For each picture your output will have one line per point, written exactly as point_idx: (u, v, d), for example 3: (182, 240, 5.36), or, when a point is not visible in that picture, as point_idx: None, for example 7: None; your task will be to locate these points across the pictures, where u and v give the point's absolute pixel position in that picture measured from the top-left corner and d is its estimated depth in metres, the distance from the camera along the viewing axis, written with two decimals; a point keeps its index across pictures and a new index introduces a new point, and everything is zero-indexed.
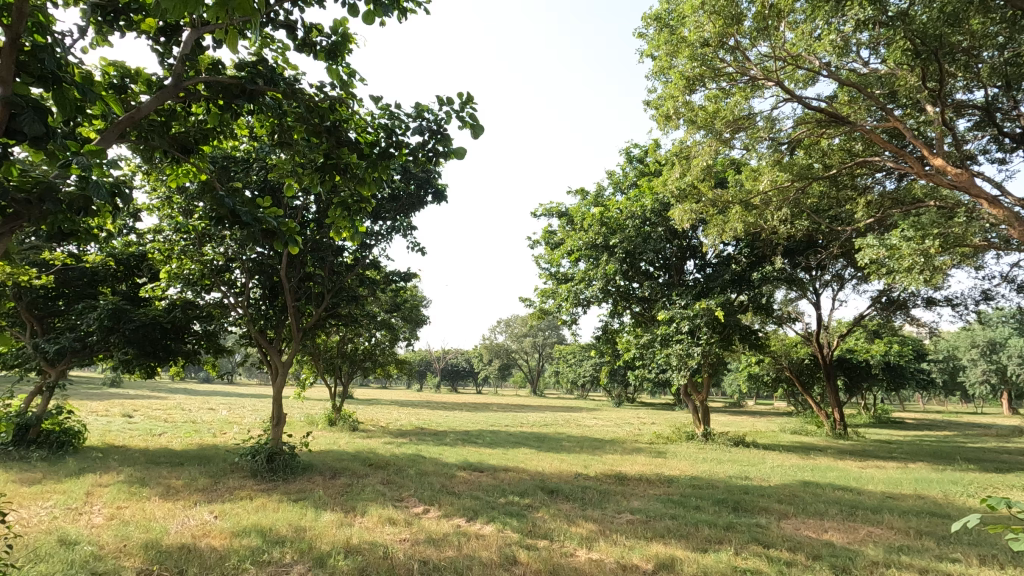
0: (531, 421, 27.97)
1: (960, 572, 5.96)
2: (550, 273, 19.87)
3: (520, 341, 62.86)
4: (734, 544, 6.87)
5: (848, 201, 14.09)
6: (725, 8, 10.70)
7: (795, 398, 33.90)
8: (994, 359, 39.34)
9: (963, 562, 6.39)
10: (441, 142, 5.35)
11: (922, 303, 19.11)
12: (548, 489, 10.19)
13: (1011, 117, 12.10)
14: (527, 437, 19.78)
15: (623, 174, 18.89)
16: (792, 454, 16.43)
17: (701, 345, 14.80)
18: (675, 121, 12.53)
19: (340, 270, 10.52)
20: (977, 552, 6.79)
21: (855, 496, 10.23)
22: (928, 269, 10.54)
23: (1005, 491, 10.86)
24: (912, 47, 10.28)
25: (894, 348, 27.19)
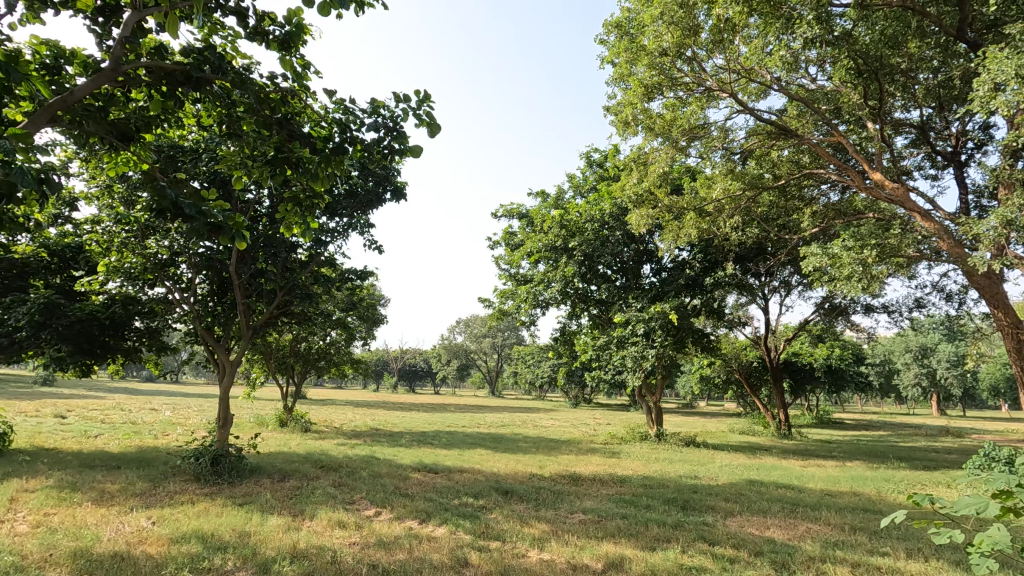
0: (487, 422, 27.92)
1: (890, 565, 6.27)
2: (509, 274, 19.91)
3: (479, 342, 62.46)
4: (682, 542, 7.03)
5: (796, 210, 14.69)
6: (682, 19, 10.99)
7: (744, 399, 35.06)
8: (926, 363, 41.79)
9: (892, 555, 6.73)
10: (397, 139, 5.26)
11: (861, 309, 20.16)
12: (503, 490, 10.16)
13: (943, 136, 12.91)
14: (484, 438, 19.71)
15: (583, 177, 19.11)
16: (740, 454, 16.98)
17: (655, 347, 15.20)
18: (634, 128, 12.75)
19: (293, 267, 10.17)
20: (905, 546, 7.17)
21: (797, 494, 10.65)
22: (867, 278, 11.08)
23: (932, 488, 11.51)
24: (855, 67, 10.95)
25: (836, 352, 28.48)
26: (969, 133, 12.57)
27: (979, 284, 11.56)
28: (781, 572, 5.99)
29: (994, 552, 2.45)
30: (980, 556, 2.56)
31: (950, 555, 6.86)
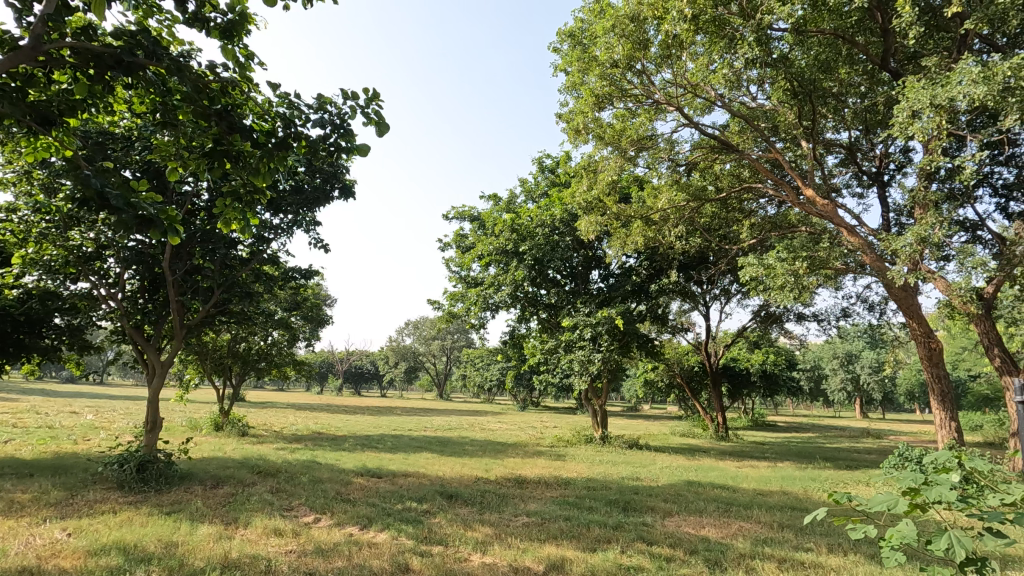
0: (434, 425, 27.62)
1: (812, 559, 6.64)
2: (459, 277, 19.84)
3: (427, 344, 61.55)
4: (621, 542, 7.19)
5: (736, 222, 15.36)
6: (633, 33, 11.31)
7: (685, 403, 36.26)
8: (851, 369, 44.55)
9: (815, 551, 7.14)
10: (344, 137, 5.16)
11: (794, 317, 21.29)
12: (447, 494, 10.09)
13: (868, 157, 13.83)
14: (430, 441, 19.51)
15: (535, 182, 19.29)
16: (680, 455, 17.55)
17: (601, 351, 15.55)
18: (585, 136, 13.01)
19: (233, 264, 9.72)
20: (827, 541, 7.62)
21: (731, 493, 11.13)
22: (798, 288, 11.73)
23: (853, 486, 12.28)
24: (791, 89, 11.46)
25: (770, 358, 29.93)
26: (891, 156, 13.53)
27: (897, 296, 12.46)
28: (714, 570, 6.22)
29: (902, 546, 2.66)
30: (890, 549, 2.78)
31: (866, 548, 7.34)
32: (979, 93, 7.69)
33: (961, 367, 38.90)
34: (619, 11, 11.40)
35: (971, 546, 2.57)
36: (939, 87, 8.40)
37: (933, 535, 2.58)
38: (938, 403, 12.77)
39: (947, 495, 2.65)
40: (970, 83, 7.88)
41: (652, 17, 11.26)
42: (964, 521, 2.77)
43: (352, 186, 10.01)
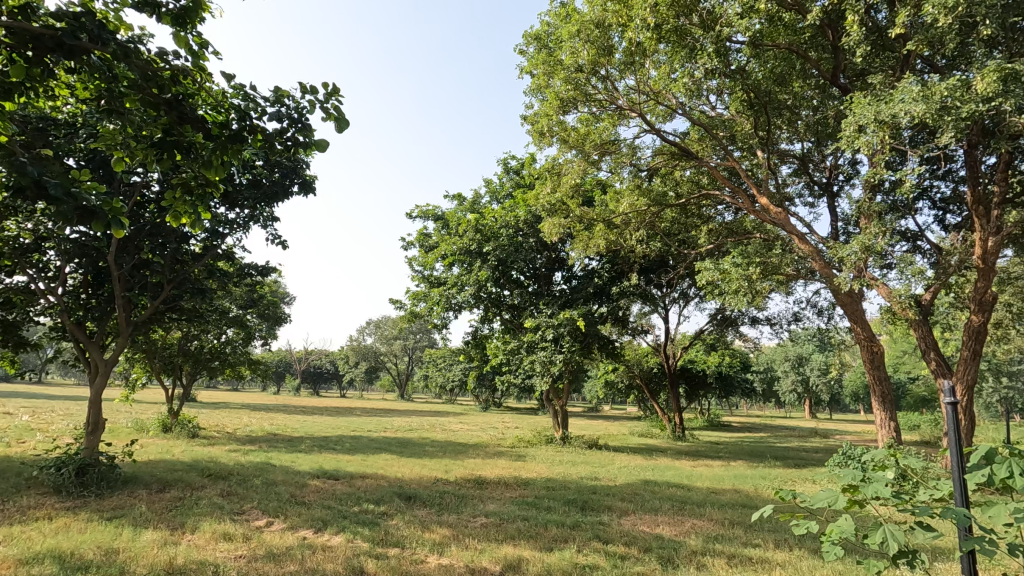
0: (394, 426, 27.24)
1: (760, 555, 6.88)
2: (422, 276, 19.67)
3: (389, 344, 60.46)
4: (578, 541, 7.28)
5: (695, 227, 15.76)
6: (598, 39, 11.51)
7: (644, 404, 36.94)
8: (801, 371, 46.34)
9: (762, 546, 7.41)
10: (302, 132, 5.04)
11: (748, 321, 22.00)
12: (405, 495, 9.98)
13: (819, 168, 14.41)
14: (390, 442, 19.27)
15: (499, 183, 19.31)
16: (637, 455, 17.87)
17: (563, 352, 15.72)
18: (549, 139, 13.12)
19: (184, 259, 9.33)
20: (774, 537, 7.90)
21: (685, 492, 11.40)
22: (752, 292, 12.15)
23: (799, 483, 12.79)
24: (747, 99, 12.03)
25: (726, 360, 30.82)
26: (840, 167, 14.15)
27: (843, 302, 13.04)
28: (666, 567, 6.36)
29: (842, 540, 2.83)
30: (830, 544, 2.93)
31: (810, 543, 7.64)
32: (918, 111, 8.14)
33: (902, 370, 40.95)
34: (585, 17, 11.57)
35: (902, 538, 2.77)
36: (883, 104, 8.85)
37: (870, 529, 2.77)
38: (879, 404, 13.41)
39: (882, 491, 2.83)
40: (911, 100, 8.33)
41: (616, 24, 11.45)
42: (896, 515, 2.98)
43: (313, 181, 9.80)
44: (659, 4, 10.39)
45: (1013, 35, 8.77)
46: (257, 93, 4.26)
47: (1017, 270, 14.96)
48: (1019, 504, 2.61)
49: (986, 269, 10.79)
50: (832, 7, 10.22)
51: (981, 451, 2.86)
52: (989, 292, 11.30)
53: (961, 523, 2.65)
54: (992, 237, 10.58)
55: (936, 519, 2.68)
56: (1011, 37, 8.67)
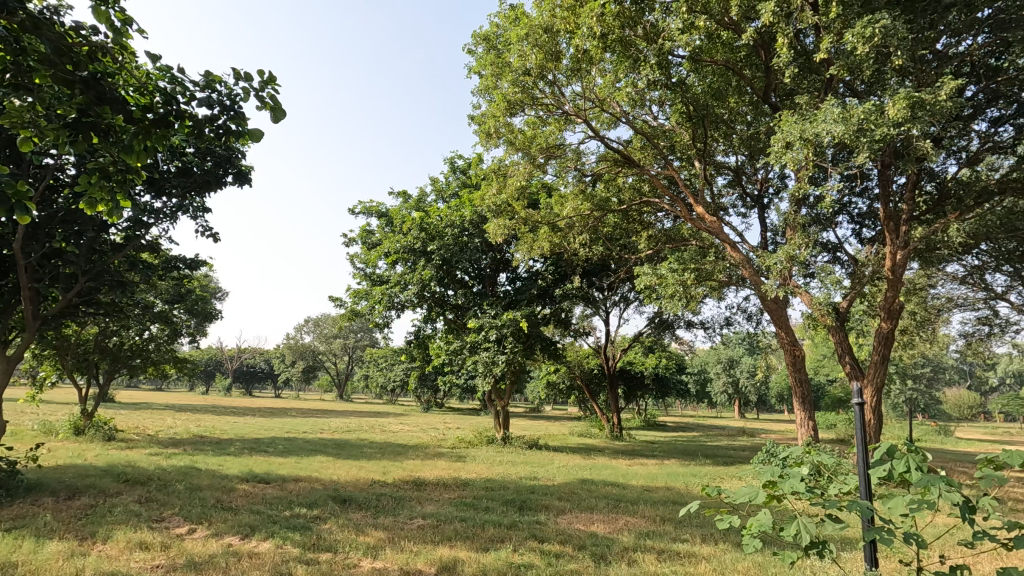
0: (331, 427, 26.49)
1: (688, 550, 7.16)
2: (364, 274, 19.21)
3: (328, 343, 58.36)
4: (514, 541, 7.33)
5: (635, 232, 16.19)
6: (546, 43, 11.66)
7: (584, 405, 37.68)
8: (731, 373, 48.69)
9: (690, 541, 7.72)
10: (234, 119, 4.80)
11: (684, 325, 22.87)
12: (340, 498, 9.71)
13: (752, 180, 15.16)
14: (326, 444, 18.70)
15: (446, 182, 19.15)
16: (576, 455, 18.19)
17: (506, 353, 15.83)
18: (496, 140, 13.16)
19: (103, 249, 8.66)
20: (702, 532, 8.23)
21: (621, 490, 11.71)
22: (686, 297, 12.68)
23: (726, 480, 13.41)
24: (687, 111, 12.53)
25: (662, 362, 31.98)
26: (770, 181, 14.97)
27: (770, 308, 13.81)
28: (599, 563, 6.51)
29: (760, 532, 2.99)
30: (749, 537, 3.11)
31: (734, 537, 8.03)
32: (839, 131, 8.76)
33: (822, 373, 43.79)
34: (534, 21, 11.71)
35: (814, 530, 2.98)
36: (807, 123, 9.47)
37: (786, 522, 2.96)
38: (800, 404, 14.25)
39: (797, 487, 3.03)
40: (832, 121, 8.97)
41: (564, 30, 11.65)
42: (809, 508, 3.17)
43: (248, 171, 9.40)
44: (606, 14, 10.68)
45: (921, 67, 9.52)
46: (183, 75, 3.99)
47: (922, 281, 16.32)
48: (915, 496, 2.86)
49: (894, 280, 11.72)
50: (765, 29, 10.81)
51: (884, 448, 3.12)
52: (896, 301, 12.27)
53: (865, 515, 2.89)
54: (900, 250, 11.52)
55: (844, 511, 2.91)
56: (919, 68, 9.38)
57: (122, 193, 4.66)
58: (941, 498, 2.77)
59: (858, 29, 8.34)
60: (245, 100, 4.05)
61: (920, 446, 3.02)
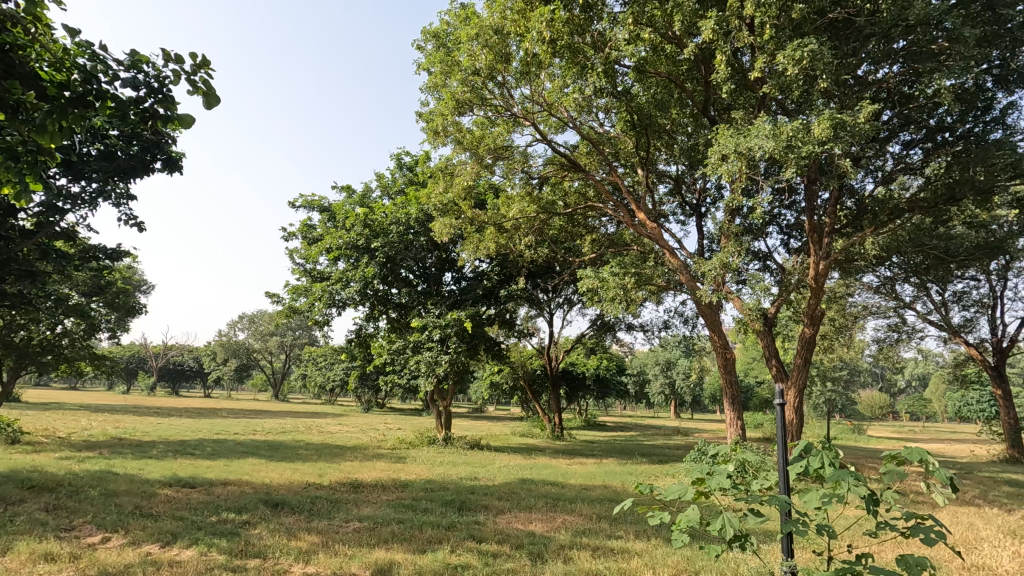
0: (265, 428, 25.47)
1: (622, 546, 7.38)
2: (304, 270, 18.61)
3: (263, 340, 55.85)
4: (452, 542, 7.31)
5: (579, 236, 16.48)
6: (496, 45, 11.70)
7: (527, 405, 37.99)
8: (668, 375, 50.47)
9: (624, 537, 7.96)
10: (163, 103, 4.53)
11: (625, 327, 23.52)
12: (272, 502, 9.35)
13: (691, 189, 15.77)
14: (259, 445, 17.96)
15: (392, 179, 18.83)
16: (517, 455, 18.31)
17: (449, 353, 15.78)
18: (443, 138, 13.08)
19: (9, 235, 7.92)
20: (635, 529, 8.50)
21: (559, 489, 11.90)
22: (627, 300, 13.03)
23: (660, 478, 13.89)
24: (631, 119, 12.90)
25: (603, 363, 32.76)
26: (708, 191, 15.63)
27: (704, 312, 14.41)
28: (536, 562, 6.59)
29: (688, 528, 3.13)
30: (679, 532, 3.25)
31: (665, 533, 8.33)
32: (770, 146, 9.27)
33: (751, 375, 46.10)
34: (484, 21, 11.73)
35: (737, 524, 3.14)
36: (741, 138, 9.98)
37: (712, 518, 3.11)
38: (730, 405, 14.96)
39: (723, 484, 3.19)
40: (764, 137, 9.49)
41: (514, 33, 11.72)
42: (734, 504, 3.35)
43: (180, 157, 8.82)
44: (555, 20, 10.84)
45: (844, 91, 10.21)
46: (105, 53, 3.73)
47: (841, 290, 17.49)
48: (827, 490, 3.06)
49: (816, 288, 12.50)
50: (705, 45, 11.22)
51: (802, 445, 3.32)
52: (818, 307, 13.07)
53: (782, 509, 3.07)
54: (822, 261, 12.30)
55: (764, 506, 3.09)
56: (842, 92, 10.06)
57: (32, 176, 4.23)
58: (850, 491, 2.99)
59: (788, 51, 8.85)
60: (176, 85, 3.84)
61: (833, 443, 3.25)
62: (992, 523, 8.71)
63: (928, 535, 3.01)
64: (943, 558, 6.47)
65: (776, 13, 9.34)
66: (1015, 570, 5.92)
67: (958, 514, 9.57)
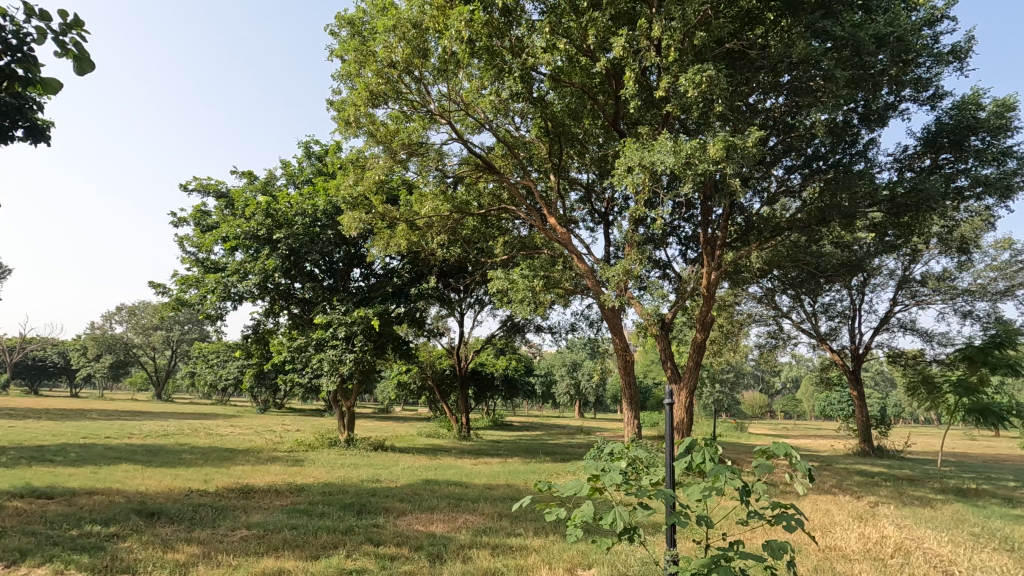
0: (143, 430, 23.19)
1: (521, 543, 7.52)
2: (195, 259, 17.18)
3: (145, 335, 50.53)
4: (348, 546, 7.06)
5: (493, 237, 16.55)
6: (413, 39, 11.47)
7: (434, 405, 37.60)
8: (574, 376, 52.12)
9: (523, 534, 8.11)
10: (21, 65, 3.99)
11: (534, 329, 24.00)
12: (146, 512, 8.52)
13: (600, 198, 16.40)
14: (134, 450, 16.30)
15: (299, 167, 17.91)
16: (422, 455, 18.05)
17: (354, 352, 15.34)
18: (355, 130, 12.64)
19: None
20: (535, 526, 8.69)
21: (463, 489, 11.89)
22: (535, 302, 13.27)
23: (561, 476, 14.30)
24: (547, 126, 13.22)
25: (512, 364, 33.17)
26: (616, 201, 16.34)
27: (608, 316, 15.03)
28: (434, 562, 6.52)
29: (582, 523, 3.27)
30: (573, 527, 3.37)
31: (562, 529, 8.60)
32: (671, 162, 9.88)
33: (649, 377, 48.78)
34: (402, 14, 11.46)
35: (627, 517, 3.29)
36: (646, 152, 10.57)
37: (604, 513, 3.23)
38: (629, 405, 15.70)
39: (615, 480, 3.33)
40: (666, 153, 10.10)
41: (433, 29, 11.58)
42: (626, 498, 3.53)
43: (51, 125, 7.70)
44: (474, 20, 10.89)
45: (739, 116, 11.09)
46: None
47: (730, 299, 18.99)
48: (708, 484, 3.28)
49: (708, 296, 13.46)
50: (615, 61, 11.66)
51: (687, 442, 3.54)
52: (708, 314, 14.07)
53: (667, 502, 3.26)
54: (714, 272, 13.29)
55: (652, 499, 3.25)
56: (736, 117, 10.93)
57: None
58: (727, 484, 3.22)
59: (690, 74, 9.47)
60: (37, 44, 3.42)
61: (714, 440, 3.50)
62: (844, 509, 9.88)
63: (790, 523, 3.32)
64: (803, 541, 7.21)
65: (681, 38, 9.97)
66: (859, 549, 6.72)
67: (817, 501, 10.74)
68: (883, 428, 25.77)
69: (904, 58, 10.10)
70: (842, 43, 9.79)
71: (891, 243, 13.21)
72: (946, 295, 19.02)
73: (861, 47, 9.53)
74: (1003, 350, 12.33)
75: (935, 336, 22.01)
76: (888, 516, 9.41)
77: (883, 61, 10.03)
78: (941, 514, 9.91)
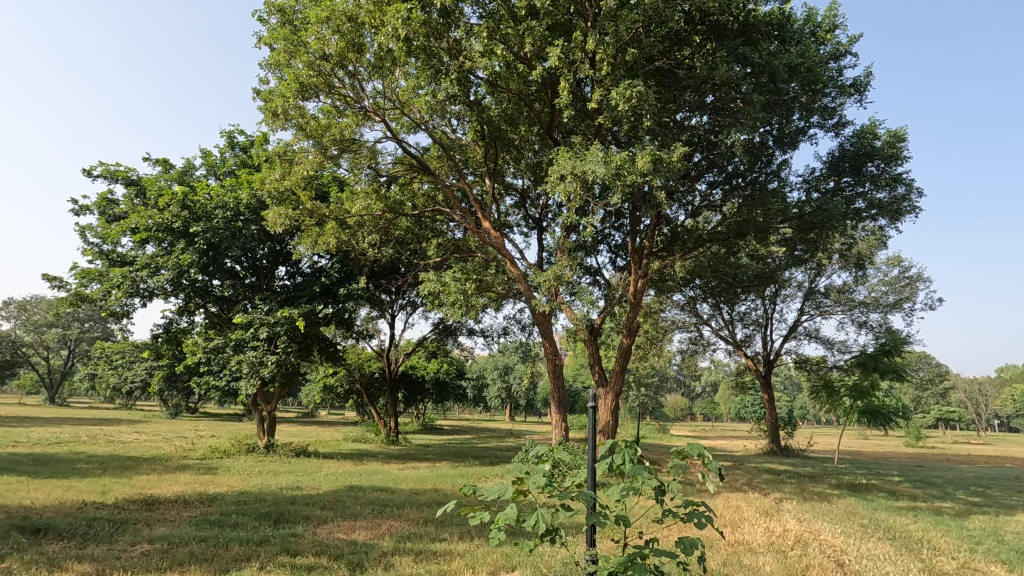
0: (32, 438, 21.05)
1: (445, 548, 7.43)
2: (98, 251, 15.79)
3: (36, 334, 45.77)
4: (261, 558, 6.70)
5: (426, 238, 16.32)
6: (348, 32, 11.17)
7: (363, 409, 36.61)
8: (506, 380, 52.44)
9: (448, 539, 8.04)
10: None
11: (466, 331, 23.90)
12: (30, 528, 7.71)
13: (535, 204, 16.60)
14: (20, 460, 14.73)
15: (221, 158, 16.94)
16: (347, 461, 17.51)
17: (276, 354, 14.70)
18: (283, 122, 12.11)
19: None
20: (460, 530, 8.64)
21: (389, 495, 11.64)
22: (467, 306, 13.20)
23: (490, 479, 14.31)
24: (483, 130, 13.25)
25: (443, 367, 32.88)
26: (550, 207, 16.58)
27: (539, 320, 15.18)
28: (354, 572, 6.31)
29: (504, 526, 3.26)
30: (496, 530, 3.36)
31: (488, 532, 8.61)
32: (601, 171, 10.16)
33: (579, 381, 49.88)
34: (336, 6, 11.12)
35: (549, 518, 3.32)
36: (578, 161, 10.80)
37: (527, 514, 3.24)
38: (557, 409, 15.94)
39: (538, 481, 3.36)
40: (597, 163, 10.38)
41: (369, 24, 11.33)
42: (548, 500, 3.57)
43: None
44: (411, 19, 10.76)
45: (667, 130, 11.58)
46: None
47: (655, 306, 19.75)
48: (627, 484, 3.39)
49: (634, 303, 13.94)
50: (552, 70, 11.86)
51: (609, 444, 3.64)
52: (635, 320, 14.59)
53: (587, 502, 3.33)
54: (640, 279, 13.80)
55: (574, 500, 3.31)
56: (664, 132, 11.41)
57: None
58: (644, 484, 3.34)
59: (622, 89, 9.80)
60: None
61: (634, 441, 3.62)
62: (752, 505, 10.54)
63: (700, 519, 3.49)
64: (715, 537, 7.60)
65: (614, 52, 10.32)
66: (763, 543, 7.18)
67: (729, 499, 11.39)
68: (789, 429, 27.69)
69: (813, 87, 10.95)
70: (760, 69, 10.55)
71: (799, 257, 14.22)
72: (845, 307, 20.77)
73: (776, 75, 10.33)
74: (891, 357, 13.60)
75: (835, 343, 23.92)
76: (791, 511, 10.14)
77: (794, 89, 10.82)
78: (837, 508, 10.81)
